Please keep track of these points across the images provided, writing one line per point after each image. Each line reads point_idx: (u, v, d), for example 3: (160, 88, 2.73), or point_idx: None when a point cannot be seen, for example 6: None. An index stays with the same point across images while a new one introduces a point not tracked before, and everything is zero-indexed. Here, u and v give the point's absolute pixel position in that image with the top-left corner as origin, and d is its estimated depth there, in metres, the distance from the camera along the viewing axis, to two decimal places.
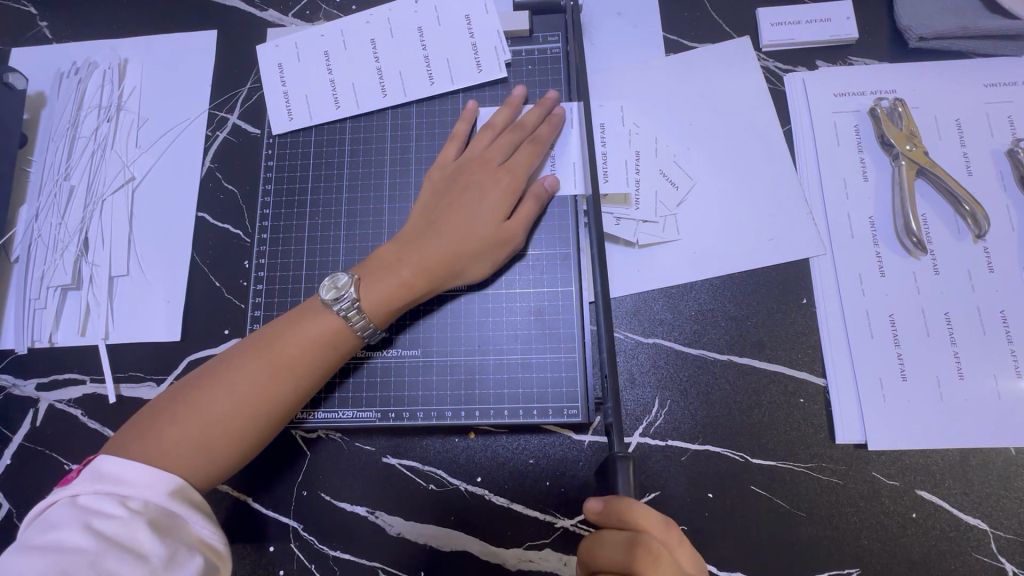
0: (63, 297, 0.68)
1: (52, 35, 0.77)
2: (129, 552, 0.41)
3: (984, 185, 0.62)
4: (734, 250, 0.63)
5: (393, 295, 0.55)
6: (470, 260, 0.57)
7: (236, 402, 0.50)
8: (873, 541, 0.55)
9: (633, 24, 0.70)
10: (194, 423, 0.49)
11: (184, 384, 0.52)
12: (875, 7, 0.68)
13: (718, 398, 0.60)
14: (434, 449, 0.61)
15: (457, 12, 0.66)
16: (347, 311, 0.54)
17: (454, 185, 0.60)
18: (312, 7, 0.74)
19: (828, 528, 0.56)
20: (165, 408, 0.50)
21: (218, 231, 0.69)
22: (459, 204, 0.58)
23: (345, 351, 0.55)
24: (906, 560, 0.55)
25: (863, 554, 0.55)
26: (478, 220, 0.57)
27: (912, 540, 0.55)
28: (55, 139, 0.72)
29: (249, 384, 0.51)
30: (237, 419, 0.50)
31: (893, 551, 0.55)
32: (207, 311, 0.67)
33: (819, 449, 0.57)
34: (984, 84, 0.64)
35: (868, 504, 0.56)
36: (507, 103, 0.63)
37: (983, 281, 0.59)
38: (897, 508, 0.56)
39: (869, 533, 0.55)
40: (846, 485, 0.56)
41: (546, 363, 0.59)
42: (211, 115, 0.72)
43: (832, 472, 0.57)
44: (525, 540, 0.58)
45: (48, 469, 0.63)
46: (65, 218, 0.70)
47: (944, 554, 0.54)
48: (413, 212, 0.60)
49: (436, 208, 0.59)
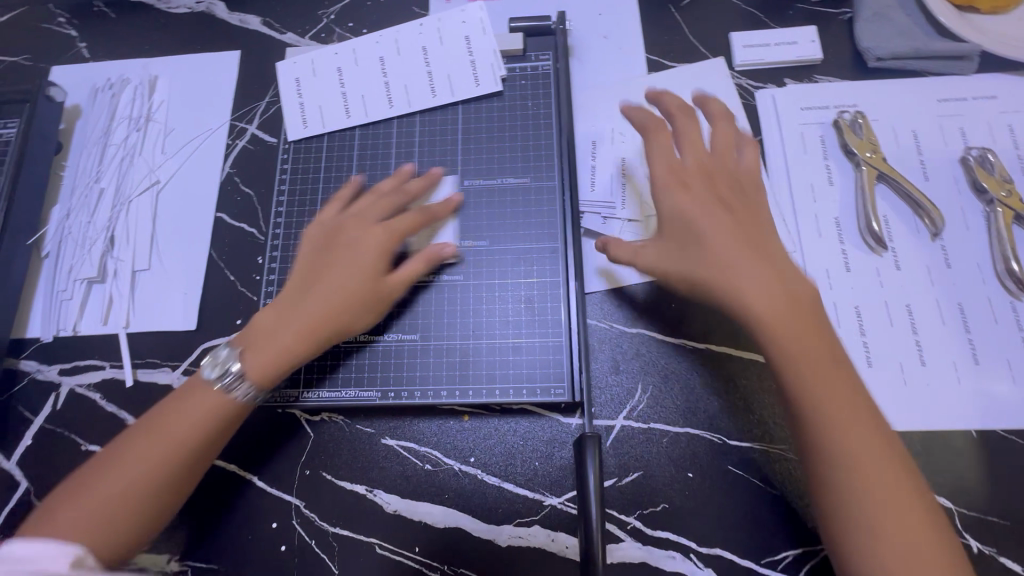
0: (88, 290, 0.73)
1: (90, 55, 0.85)
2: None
3: (940, 189, 0.67)
4: None
5: (279, 360, 0.58)
6: (374, 306, 0.60)
7: (141, 474, 0.53)
8: (837, 389, 0.55)
9: (617, 46, 0.77)
10: (90, 501, 0.52)
11: (77, 477, 0.54)
12: (837, 32, 0.75)
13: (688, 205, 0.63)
14: (430, 431, 0.64)
15: (458, 33, 0.73)
16: (232, 383, 0.57)
17: (343, 246, 0.62)
18: (328, 31, 0.82)
19: (785, 352, 0.56)
20: (133, 436, 0.55)
21: (235, 230, 0.74)
22: (336, 265, 0.61)
23: (236, 422, 0.58)
24: (872, 503, 0.52)
25: (827, 390, 0.55)
26: (350, 279, 0.60)
27: (877, 426, 0.54)
28: (88, 146, 0.79)
29: (149, 462, 0.54)
30: (143, 491, 0.53)
31: (852, 460, 0.53)
32: (221, 302, 0.72)
33: (790, 285, 0.59)
34: (937, 99, 0.71)
35: (832, 345, 0.57)
36: (428, 175, 0.68)
37: (941, 275, 0.64)
38: (871, 420, 0.55)
39: (836, 378, 0.56)
40: (819, 333, 0.58)
41: (536, 348, 0.64)
42: (233, 125, 0.79)
43: (810, 317, 0.58)
44: (515, 518, 0.61)
45: (66, 448, 0.67)
46: (94, 217, 0.75)
47: (911, 508, 0.52)
48: (298, 268, 0.62)
49: (317, 266, 0.61)
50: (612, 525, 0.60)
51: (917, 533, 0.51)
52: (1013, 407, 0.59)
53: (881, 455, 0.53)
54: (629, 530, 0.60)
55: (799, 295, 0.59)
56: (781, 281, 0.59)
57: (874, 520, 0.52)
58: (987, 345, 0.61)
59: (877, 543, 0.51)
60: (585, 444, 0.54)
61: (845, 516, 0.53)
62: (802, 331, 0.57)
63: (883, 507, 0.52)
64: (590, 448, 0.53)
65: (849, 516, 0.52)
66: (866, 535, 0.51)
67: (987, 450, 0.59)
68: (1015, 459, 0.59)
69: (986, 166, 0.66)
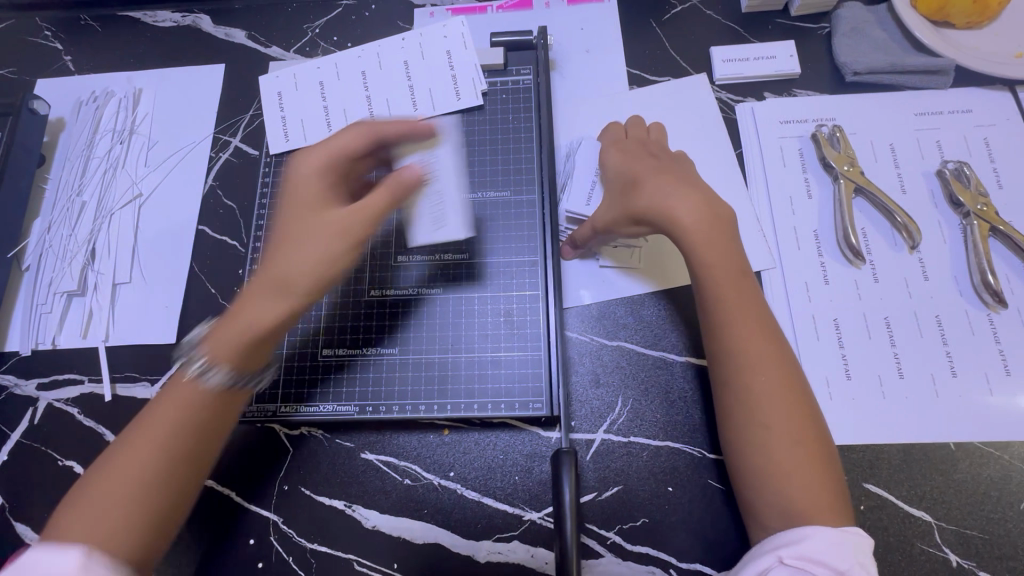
0: (68, 303, 0.73)
1: (75, 68, 0.85)
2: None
3: (916, 202, 0.68)
4: None
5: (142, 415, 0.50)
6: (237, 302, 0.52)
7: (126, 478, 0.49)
8: (748, 337, 0.54)
9: (598, 60, 0.78)
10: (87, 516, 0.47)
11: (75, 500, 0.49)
12: (815, 47, 0.76)
13: (628, 165, 0.64)
14: (409, 445, 0.64)
15: (440, 48, 0.74)
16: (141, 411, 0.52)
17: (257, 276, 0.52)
18: (312, 45, 0.82)
19: (736, 335, 0.54)
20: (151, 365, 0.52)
21: (217, 243, 0.74)
22: (252, 298, 0.51)
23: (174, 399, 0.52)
24: (763, 429, 0.52)
25: (742, 334, 0.54)
26: (265, 306, 0.50)
27: (784, 373, 0.53)
28: (71, 159, 0.79)
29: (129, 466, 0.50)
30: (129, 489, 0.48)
31: (775, 460, 0.51)
32: (202, 315, 0.71)
33: (711, 204, 0.58)
34: (914, 113, 0.71)
35: (752, 302, 0.56)
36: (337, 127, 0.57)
37: (918, 288, 0.64)
38: (775, 344, 0.54)
39: (746, 312, 0.55)
40: (732, 244, 0.58)
41: (514, 362, 0.64)
42: (216, 138, 0.79)
43: (725, 229, 0.58)
44: (494, 533, 0.61)
45: (43, 464, 0.67)
46: (75, 230, 0.75)
47: (808, 446, 0.51)
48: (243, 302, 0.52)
49: (246, 301, 0.52)
50: (592, 540, 0.60)
51: (811, 479, 0.50)
52: (991, 420, 0.60)
53: (786, 390, 0.53)
54: (609, 544, 0.60)
55: (722, 226, 0.58)
56: (698, 201, 0.58)
57: (771, 453, 0.51)
58: (964, 357, 0.62)
59: (776, 485, 0.50)
60: (561, 458, 0.55)
61: (746, 448, 0.52)
62: (717, 248, 0.57)
63: (774, 435, 0.51)
64: (566, 461, 0.54)
65: (753, 456, 0.52)
66: (761, 473, 0.51)
67: (965, 463, 0.59)
68: (993, 472, 0.59)
69: (962, 179, 0.67)
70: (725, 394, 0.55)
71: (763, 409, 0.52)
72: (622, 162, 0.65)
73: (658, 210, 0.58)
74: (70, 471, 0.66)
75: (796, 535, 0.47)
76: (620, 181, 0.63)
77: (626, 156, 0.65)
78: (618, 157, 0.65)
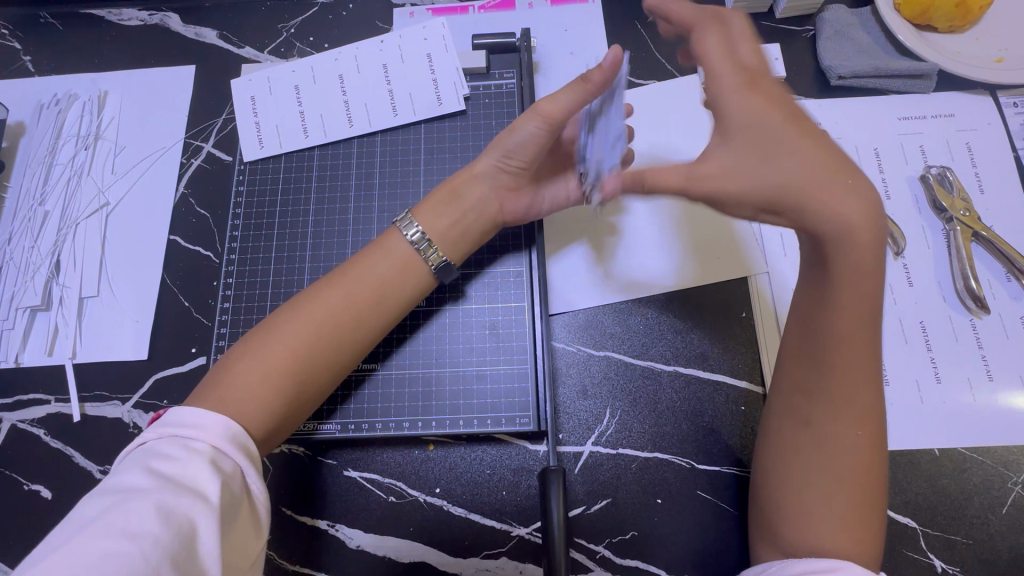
0: (32, 318, 0.70)
1: (35, 68, 0.81)
2: (189, 493, 0.41)
3: (901, 208, 0.68)
4: (672, 270, 0.67)
5: (232, 381, 0.49)
6: (334, 298, 0.54)
7: (265, 380, 0.49)
8: (855, 384, 0.48)
9: (584, 63, 0.76)
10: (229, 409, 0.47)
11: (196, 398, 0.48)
12: (800, 49, 0.75)
13: (772, 119, 0.47)
14: (394, 462, 0.62)
15: (420, 51, 0.72)
16: (212, 375, 0.50)
17: (325, 314, 0.53)
18: (287, 45, 0.79)
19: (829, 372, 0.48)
20: (248, 340, 0.52)
21: (189, 253, 0.71)
22: (318, 335, 0.52)
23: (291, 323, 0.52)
24: (835, 479, 0.47)
25: (846, 378, 0.48)
26: (331, 349, 0.52)
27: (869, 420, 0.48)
28: (33, 165, 0.75)
29: (265, 372, 0.49)
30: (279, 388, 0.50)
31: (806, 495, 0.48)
32: (175, 329, 0.69)
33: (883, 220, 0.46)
34: (897, 118, 0.72)
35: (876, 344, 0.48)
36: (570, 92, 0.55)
37: (903, 294, 0.65)
38: (876, 393, 0.48)
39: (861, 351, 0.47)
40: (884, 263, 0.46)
41: (499, 375, 0.62)
42: (187, 143, 0.76)
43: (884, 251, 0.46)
44: (482, 550, 0.60)
45: (7, 489, 0.64)
46: (37, 241, 0.72)
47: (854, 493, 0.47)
48: (299, 330, 0.51)
49: (308, 335, 0.51)
50: (581, 554, 0.59)
51: (864, 533, 0.46)
52: (973, 426, 0.60)
53: (870, 447, 0.47)
54: (598, 559, 0.59)
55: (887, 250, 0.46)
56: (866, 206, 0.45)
57: (833, 500, 0.47)
58: (948, 364, 0.62)
59: (818, 526, 0.47)
60: (549, 476, 0.54)
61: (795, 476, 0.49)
62: (863, 278, 0.46)
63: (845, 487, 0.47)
64: (553, 479, 0.54)
65: None
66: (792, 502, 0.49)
67: (949, 469, 0.59)
68: (976, 478, 0.59)
69: (945, 184, 0.67)
70: (806, 434, 0.50)
71: (843, 460, 0.47)
72: (762, 104, 0.47)
73: (816, 211, 0.45)
74: (37, 495, 0.63)
75: (823, 566, 0.44)
76: (752, 134, 0.47)
77: (769, 105, 0.47)
78: (752, 104, 0.47)
